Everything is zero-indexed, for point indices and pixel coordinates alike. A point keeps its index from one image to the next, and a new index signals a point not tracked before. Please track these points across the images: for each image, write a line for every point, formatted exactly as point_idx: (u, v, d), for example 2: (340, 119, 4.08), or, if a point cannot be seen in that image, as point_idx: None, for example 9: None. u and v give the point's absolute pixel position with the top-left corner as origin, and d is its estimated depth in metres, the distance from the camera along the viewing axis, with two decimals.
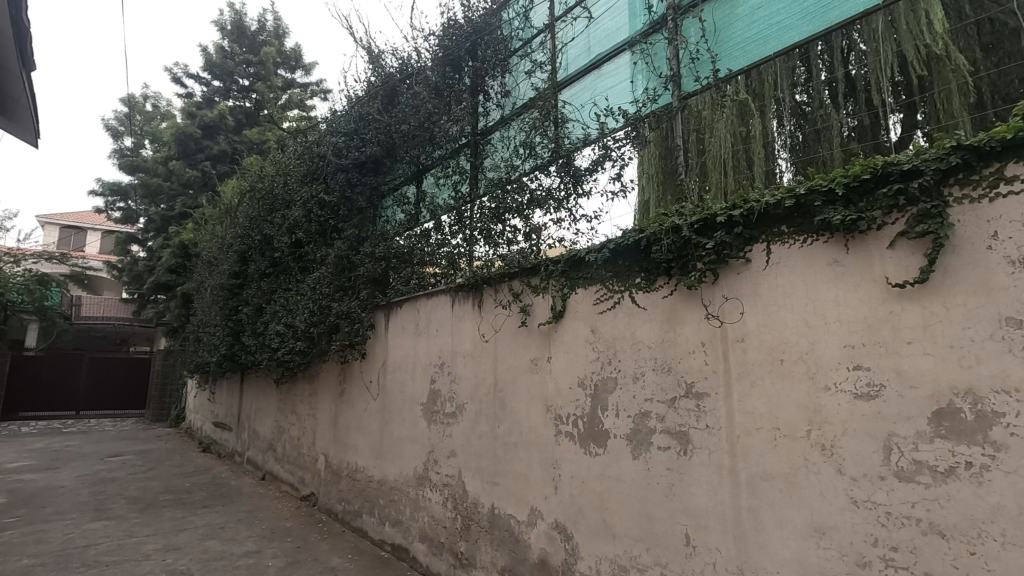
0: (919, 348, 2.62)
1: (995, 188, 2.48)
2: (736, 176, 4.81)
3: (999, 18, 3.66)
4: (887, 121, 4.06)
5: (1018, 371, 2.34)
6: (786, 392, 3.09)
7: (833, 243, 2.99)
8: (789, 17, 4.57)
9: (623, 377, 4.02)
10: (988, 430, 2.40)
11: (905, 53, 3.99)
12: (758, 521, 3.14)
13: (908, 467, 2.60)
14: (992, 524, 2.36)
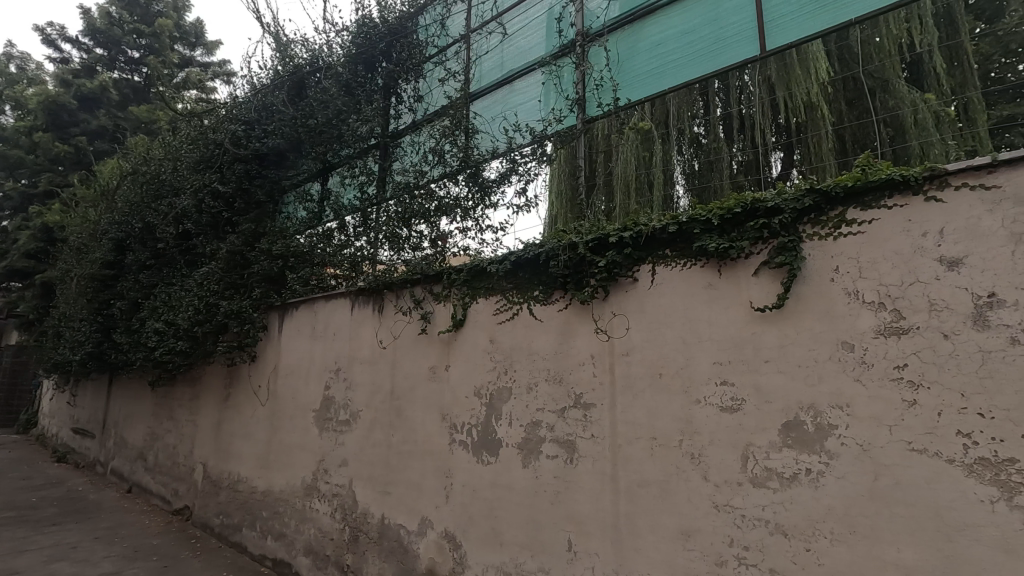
0: (775, 366, 2.93)
1: (838, 228, 2.84)
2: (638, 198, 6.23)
3: (859, 79, 5.76)
4: (769, 159, 5.86)
5: (850, 389, 2.68)
6: (663, 404, 3.32)
7: (708, 267, 3.27)
8: (682, 56, 4.42)
9: (517, 387, 4.12)
10: (824, 440, 2.72)
11: (777, 101, 5.98)
12: (634, 527, 3.33)
13: (761, 474, 2.89)
14: (824, 523, 2.67)
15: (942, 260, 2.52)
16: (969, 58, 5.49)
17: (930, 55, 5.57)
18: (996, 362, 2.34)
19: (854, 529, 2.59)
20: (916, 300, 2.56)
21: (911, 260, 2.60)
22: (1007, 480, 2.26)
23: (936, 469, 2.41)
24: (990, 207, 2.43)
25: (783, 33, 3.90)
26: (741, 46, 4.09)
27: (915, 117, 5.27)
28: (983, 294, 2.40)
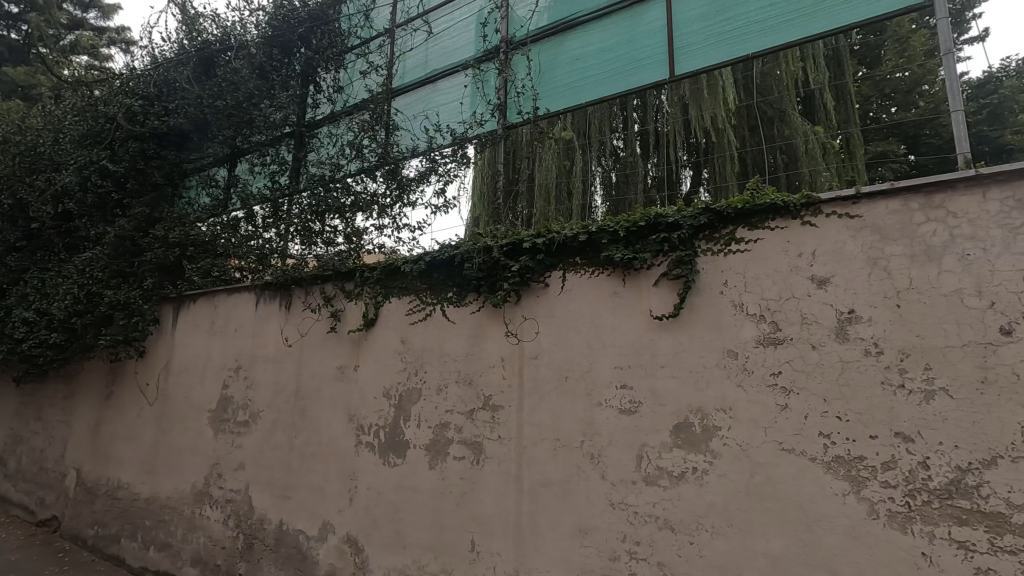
0: (669, 372, 3.12)
1: (729, 245, 3.08)
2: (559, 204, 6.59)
3: (761, 107, 6.31)
4: (680, 176, 6.45)
5: (733, 394, 2.92)
6: (566, 406, 3.45)
7: (613, 276, 3.43)
8: (600, 73, 4.58)
9: (427, 388, 4.10)
10: (709, 440, 2.94)
11: (690, 122, 6.37)
12: (536, 526, 3.42)
13: (653, 473, 3.08)
14: (707, 518, 2.89)
15: (813, 279, 2.81)
16: (849, 99, 6.32)
17: (820, 92, 6.21)
18: (853, 371, 2.64)
19: (731, 523, 2.82)
20: (791, 314, 2.84)
21: (788, 277, 2.88)
22: (856, 475, 2.55)
23: (801, 466, 2.68)
24: (853, 234, 2.74)
25: (688, 59, 4.12)
26: (652, 68, 4.29)
27: (805, 147, 5.95)
28: (845, 309, 2.70)
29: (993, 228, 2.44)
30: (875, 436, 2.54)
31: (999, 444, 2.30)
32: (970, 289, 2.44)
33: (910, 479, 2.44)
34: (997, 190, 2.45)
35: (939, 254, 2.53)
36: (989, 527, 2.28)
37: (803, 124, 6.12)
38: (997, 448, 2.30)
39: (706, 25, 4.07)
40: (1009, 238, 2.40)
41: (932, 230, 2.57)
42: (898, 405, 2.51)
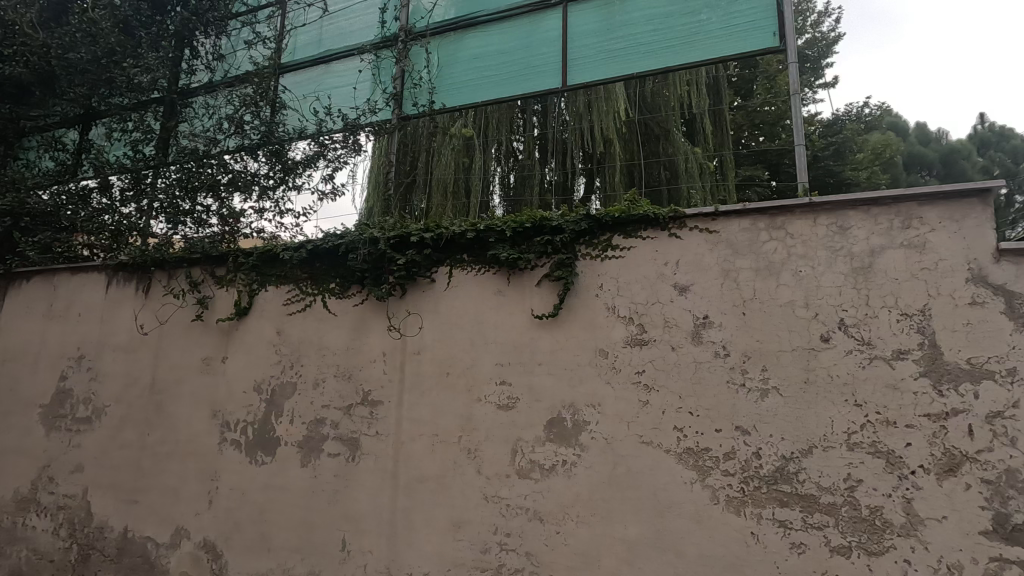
0: (546, 369, 3.26)
1: (605, 251, 3.27)
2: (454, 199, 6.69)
3: (649, 124, 6.77)
4: (574, 183, 6.76)
5: (601, 390, 3.11)
6: (446, 402, 3.47)
7: (498, 275, 3.50)
8: (497, 74, 4.64)
9: (303, 382, 3.91)
10: (579, 435, 3.12)
11: (584, 131, 6.66)
12: (409, 522, 3.41)
13: (526, 466, 3.20)
14: (573, 508, 3.06)
15: (675, 286, 3.07)
16: (725, 125, 6.94)
17: (700, 117, 6.77)
18: (704, 371, 2.92)
19: (594, 511, 3.01)
20: (656, 318, 3.08)
21: (655, 284, 3.12)
22: (702, 465, 2.83)
23: (657, 458, 2.92)
24: (711, 247, 3.03)
25: (580, 71, 4.31)
26: (546, 75, 4.43)
27: (685, 166, 6.48)
28: (700, 315, 2.99)
29: (820, 249, 2.82)
30: (719, 429, 2.84)
31: (814, 436, 2.67)
32: (800, 301, 2.81)
33: (745, 467, 2.76)
34: (825, 216, 2.84)
35: (778, 269, 2.88)
36: (803, 507, 2.64)
37: (684, 145, 6.65)
38: (813, 438, 2.67)
39: (598, 41, 4.29)
40: (831, 258, 2.79)
41: (774, 248, 2.91)
42: (739, 402, 2.83)
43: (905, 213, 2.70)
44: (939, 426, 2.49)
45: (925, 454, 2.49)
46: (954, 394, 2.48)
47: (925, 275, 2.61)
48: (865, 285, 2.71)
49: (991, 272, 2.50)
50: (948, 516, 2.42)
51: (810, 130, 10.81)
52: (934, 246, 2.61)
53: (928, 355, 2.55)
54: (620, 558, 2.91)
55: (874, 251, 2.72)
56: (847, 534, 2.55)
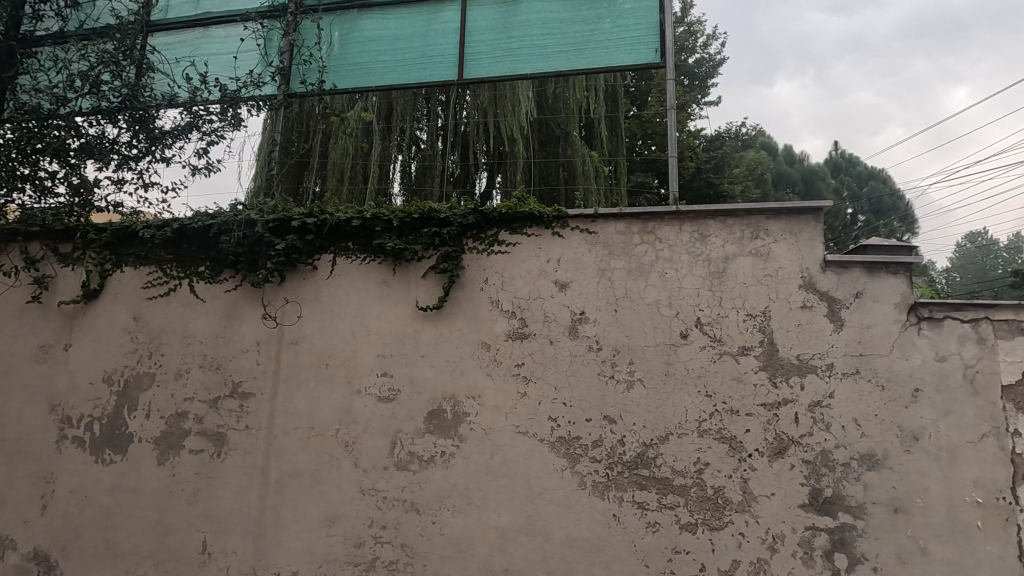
0: (428, 361, 3.27)
1: (491, 246, 3.32)
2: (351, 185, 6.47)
3: (550, 124, 6.95)
4: (476, 177, 6.82)
5: (482, 382, 3.17)
6: (323, 394, 3.36)
7: (384, 265, 3.44)
8: (393, 60, 4.53)
9: (162, 374, 3.59)
10: (458, 426, 3.16)
11: (487, 126, 6.66)
12: (278, 519, 3.26)
13: (404, 458, 3.20)
14: (448, 498, 3.10)
15: (556, 282, 3.20)
16: (620, 132, 7.26)
17: (598, 123, 7.05)
18: (578, 364, 3.09)
19: (470, 500, 3.07)
20: (537, 313, 3.19)
21: (537, 280, 3.23)
22: (572, 453, 3.00)
23: (531, 447, 3.05)
24: (589, 247, 3.20)
25: (476, 66, 4.33)
26: (443, 67, 4.40)
27: (582, 168, 6.74)
28: (577, 311, 3.14)
29: (684, 253, 3.07)
30: (589, 419, 3.01)
31: (671, 423, 2.93)
32: (665, 300, 3.05)
33: (611, 454, 2.96)
34: (689, 224, 3.10)
35: (647, 270, 3.10)
36: (658, 489, 2.88)
37: (582, 148, 6.90)
38: (670, 426, 2.92)
39: (495, 38, 4.34)
40: (692, 263, 3.05)
41: (644, 251, 3.13)
42: (608, 392, 3.02)
43: (754, 225, 3.02)
44: (772, 414, 2.83)
45: (761, 439, 2.82)
46: (785, 386, 2.83)
47: (767, 281, 2.95)
48: (719, 288, 3.00)
49: (819, 280, 2.88)
50: (775, 492, 2.76)
51: (696, 143, 11.64)
52: (776, 255, 2.96)
53: (766, 351, 2.88)
54: (493, 545, 3.01)
55: (728, 258, 3.02)
56: (694, 512, 2.83)
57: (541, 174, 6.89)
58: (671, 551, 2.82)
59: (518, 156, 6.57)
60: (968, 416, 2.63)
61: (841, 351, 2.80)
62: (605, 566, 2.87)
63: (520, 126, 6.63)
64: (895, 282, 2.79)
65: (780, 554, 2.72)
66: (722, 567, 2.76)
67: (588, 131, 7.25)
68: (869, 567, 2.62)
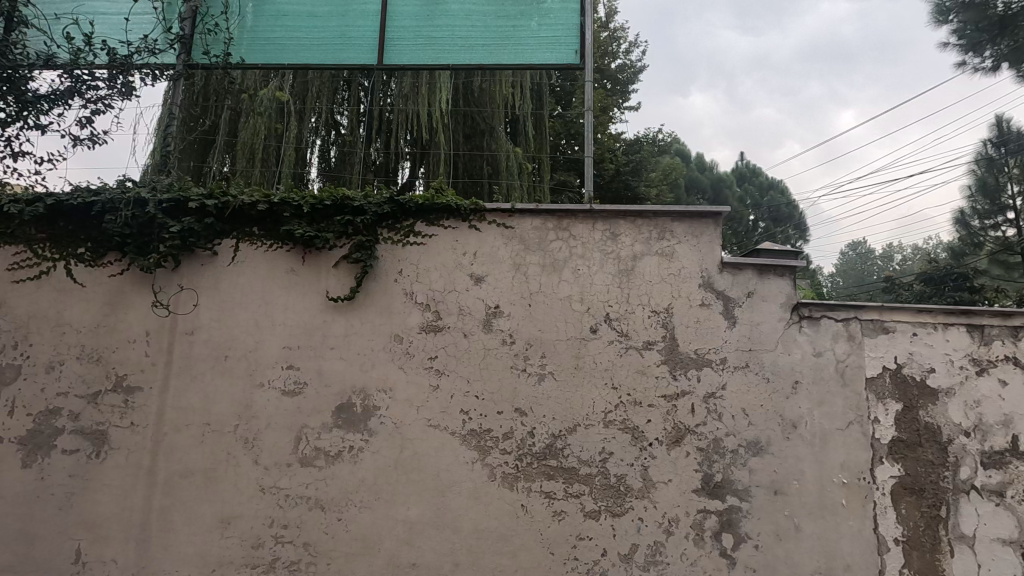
0: (338, 353, 3.17)
1: (406, 237, 3.26)
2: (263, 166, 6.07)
3: (475, 117, 6.91)
4: (398, 166, 6.65)
5: (393, 375, 3.12)
6: (222, 388, 3.15)
7: (293, 253, 3.28)
8: (308, 38, 4.31)
9: (31, 366, 3.21)
10: (368, 420, 3.09)
11: (409, 114, 6.52)
12: (166, 522, 3.03)
13: (309, 454, 3.08)
14: (356, 494, 3.03)
15: (471, 276, 3.20)
16: (544, 130, 7.34)
17: (523, 119, 7.10)
18: (491, 357, 3.11)
19: (378, 495, 3.01)
20: (452, 305, 3.18)
21: (452, 273, 3.21)
22: (483, 445, 3.02)
23: (442, 440, 3.04)
24: (506, 242, 3.22)
25: (396, 52, 4.22)
26: (362, 50, 4.25)
27: (506, 163, 6.76)
28: (492, 305, 3.16)
29: (596, 251, 3.18)
30: (501, 411, 3.05)
31: (579, 415, 3.02)
32: (577, 296, 3.14)
33: (521, 446, 3.01)
34: (602, 223, 3.21)
35: (561, 266, 3.18)
36: (565, 479, 2.97)
37: (507, 143, 6.92)
38: (578, 418, 3.02)
39: (417, 25, 4.25)
40: (603, 260, 3.17)
41: (558, 247, 3.20)
42: (520, 385, 3.07)
43: (660, 226, 3.18)
44: (671, 405, 3.00)
45: (661, 429, 2.98)
46: (684, 379, 3.01)
47: (671, 280, 3.11)
48: (627, 285, 3.13)
49: (716, 280, 3.08)
50: (672, 479, 2.94)
51: (616, 146, 12.05)
52: (679, 255, 3.13)
53: (668, 346, 3.05)
54: (400, 539, 2.97)
55: (636, 257, 3.16)
56: (598, 499, 2.95)
57: (465, 167, 6.84)
58: (575, 538, 2.92)
59: (441, 147, 6.49)
60: (838, 406, 2.93)
61: (733, 346, 3.02)
62: (512, 555, 2.92)
63: (444, 117, 6.55)
64: (781, 283, 3.05)
65: (674, 536, 2.89)
66: (621, 551, 2.90)
67: (513, 127, 7.29)
68: (751, 545, 2.85)
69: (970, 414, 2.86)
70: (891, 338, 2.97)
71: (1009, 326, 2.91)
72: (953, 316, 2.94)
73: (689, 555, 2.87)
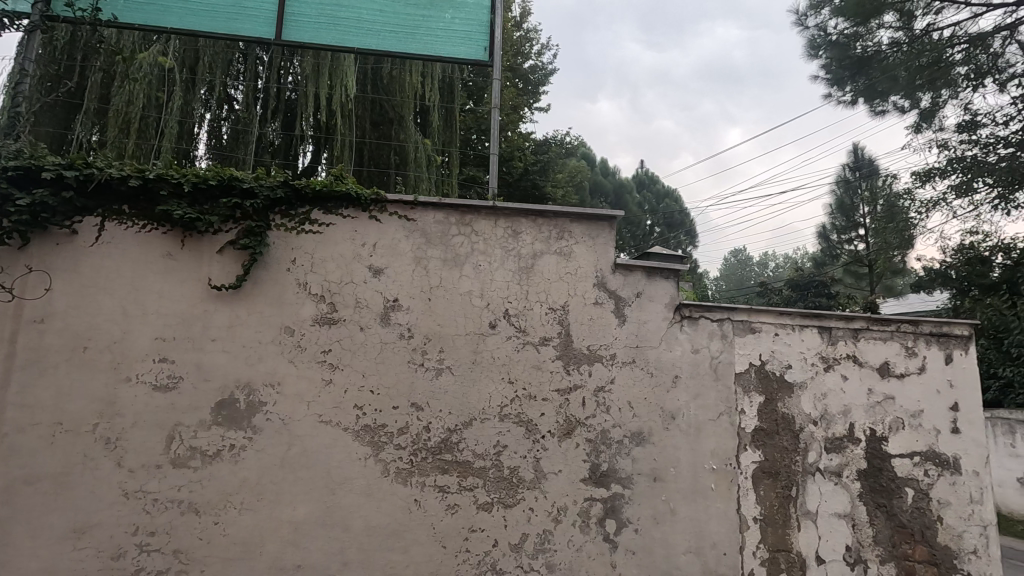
0: (220, 346, 2.95)
1: (301, 225, 3.10)
2: (140, 139, 5.42)
3: (383, 104, 6.71)
4: (299, 150, 6.33)
5: (282, 369, 2.96)
6: (79, 383, 2.82)
7: (170, 236, 3.00)
8: (196, 3, 3.95)
9: None
10: (252, 417, 2.91)
11: (312, 96, 6.19)
12: (4, 536, 2.67)
13: (183, 454, 2.84)
14: (235, 496, 2.84)
15: (370, 268, 3.12)
16: (454, 124, 7.28)
17: (433, 111, 7.01)
18: (388, 351, 3.05)
19: (261, 496, 2.85)
20: (348, 297, 3.08)
21: (350, 264, 3.11)
22: (377, 440, 2.96)
23: (334, 436, 2.94)
24: (407, 234, 3.17)
25: (296, 29, 3.99)
26: (257, 22, 3.97)
27: (414, 155, 6.65)
28: (391, 298, 3.11)
29: (497, 248, 3.22)
30: (396, 406, 3.01)
31: (475, 409, 3.06)
32: (477, 292, 3.17)
33: (416, 441, 2.99)
34: (504, 220, 3.26)
35: (462, 262, 3.19)
36: (459, 473, 2.99)
37: (415, 133, 6.79)
38: (474, 412, 3.05)
39: (320, 3, 4.05)
40: (504, 257, 3.22)
41: (460, 242, 3.21)
42: (417, 379, 3.04)
43: (560, 226, 3.29)
44: (564, 399, 3.12)
45: (553, 421, 3.09)
46: (576, 373, 3.15)
47: (568, 278, 3.23)
48: (527, 282, 3.21)
49: (609, 280, 3.25)
50: (562, 469, 3.06)
51: (526, 145, 12.26)
52: (576, 255, 3.26)
53: (563, 342, 3.17)
54: (285, 541, 2.84)
55: (536, 255, 3.24)
56: (491, 492, 3.00)
57: (371, 155, 6.64)
58: (467, 530, 2.95)
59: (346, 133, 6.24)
60: (711, 398, 3.21)
61: (622, 343, 3.20)
62: (403, 551, 2.89)
63: (349, 102, 6.29)
64: (666, 285, 3.28)
65: (562, 524, 3.02)
66: (512, 541, 2.98)
67: (423, 118, 7.16)
68: (631, 529, 3.05)
69: (817, 405, 3.25)
70: (757, 338, 3.30)
71: (851, 328, 3.33)
72: (808, 319, 3.31)
73: (575, 542, 3.01)
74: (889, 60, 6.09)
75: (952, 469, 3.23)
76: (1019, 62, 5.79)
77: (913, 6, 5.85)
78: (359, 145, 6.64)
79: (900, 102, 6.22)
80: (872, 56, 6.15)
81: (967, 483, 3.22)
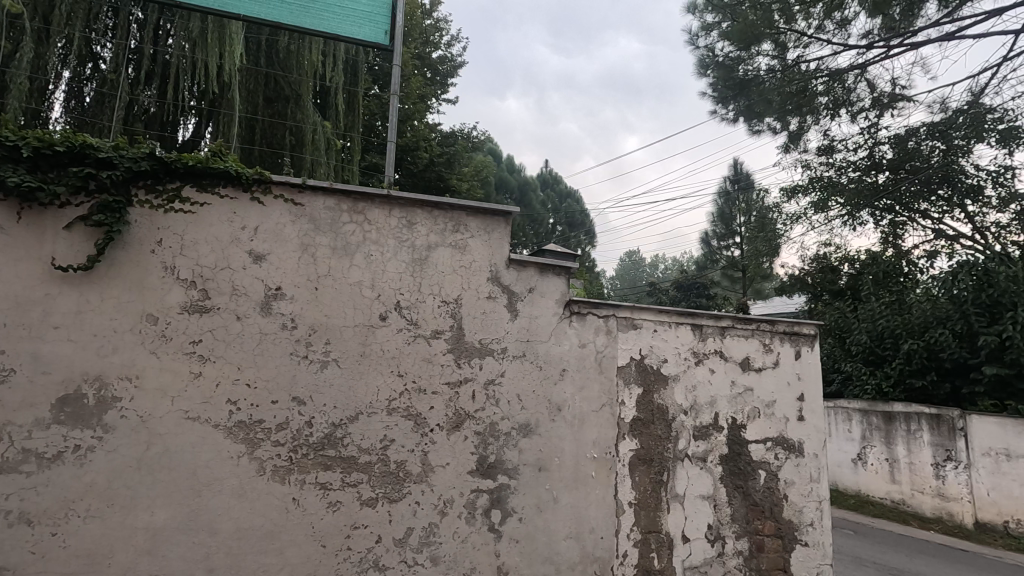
0: (64, 334, 2.61)
1: (171, 203, 2.82)
2: None
3: (277, 79, 6.28)
4: (177, 121, 5.84)
5: (143, 361, 2.68)
6: None
7: (3, 207, 2.60)
8: None
9: None
10: (102, 414, 2.61)
11: (194, 63, 5.64)
12: None
13: (14, 457, 2.49)
14: (80, 503, 2.54)
15: (250, 253, 2.91)
16: (357, 109, 7.00)
17: (334, 92, 6.68)
18: (268, 342, 2.87)
19: (111, 502, 2.57)
20: (222, 284, 2.85)
21: (225, 248, 2.88)
22: (252, 438, 2.78)
23: (201, 434, 2.71)
24: (293, 219, 3.00)
25: None
26: None
27: (311, 136, 6.31)
28: (273, 287, 2.92)
29: (391, 238, 3.14)
30: (276, 401, 2.84)
31: (362, 403, 2.97)
32: (368, 282, 3.07)
33: (296, 437, 2.84)
34: (399, 210, 3.18)
35: (352, 251, 3.07)
36: (343, 469, 2.89)
37: (314, 114, 6.43)
38: (360, 406, 2.96)
39: None
40: (397, 248, 3.14)
41: (351, 230, 3.09)
42: (300, 372, 2.89)
43: (455, 219, 3.27)
44: (454, 392, 3.12)
45: (442, 415, 3.08)
46: (467, 366, 3.16)
47: (462, 272, 3.23)
48: (420, 274, 3.16)
49: (503, 275, 3.29)
50: (449, 462, 3.06)
51: (432, 136, 12.09)
52: (471, 249, 3.26)
53: (454, 335, 3.16)
54: (139, 549, 2.58)
55: (430, 247, 3.20)
56: (375, 487, 2.93)
57: (263, 134, 6.22)
58: (349, 528, 2.86)
59: (234, 107, 5.79)
60: (595, 391, 3.37)
61: (513, 337, 3.26)
62: (278, 553, 2.75)
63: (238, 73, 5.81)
64: (558, 281, 3.38)
65: (448, 517, 3.02)
66: (396, 536, 2.93)
67: (323, 99, 6.81)
68: (515, 518, 3.12)
69: (688, 396, 3.53)
70: (638, 334, 3.51)
71: (719, 326, 3.65)
72: (683, 317, 3.58)
73: (460, 534, 3.03)
74: (766, 84, 6.69)
75: (796, 452, 3.65)
76: (867, 98, 6.59)
77: (786, 37, 6.44)
78: (250, 121, 6.19)
79: (773, 123, 6.93)
80: (752, 79, 6.72)
81: (808, 464, 3.65)
